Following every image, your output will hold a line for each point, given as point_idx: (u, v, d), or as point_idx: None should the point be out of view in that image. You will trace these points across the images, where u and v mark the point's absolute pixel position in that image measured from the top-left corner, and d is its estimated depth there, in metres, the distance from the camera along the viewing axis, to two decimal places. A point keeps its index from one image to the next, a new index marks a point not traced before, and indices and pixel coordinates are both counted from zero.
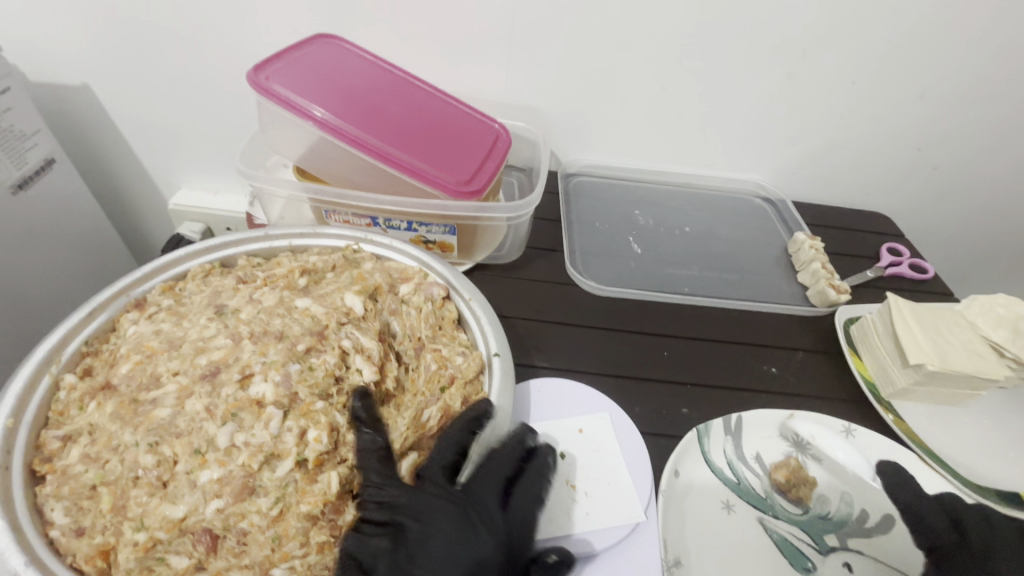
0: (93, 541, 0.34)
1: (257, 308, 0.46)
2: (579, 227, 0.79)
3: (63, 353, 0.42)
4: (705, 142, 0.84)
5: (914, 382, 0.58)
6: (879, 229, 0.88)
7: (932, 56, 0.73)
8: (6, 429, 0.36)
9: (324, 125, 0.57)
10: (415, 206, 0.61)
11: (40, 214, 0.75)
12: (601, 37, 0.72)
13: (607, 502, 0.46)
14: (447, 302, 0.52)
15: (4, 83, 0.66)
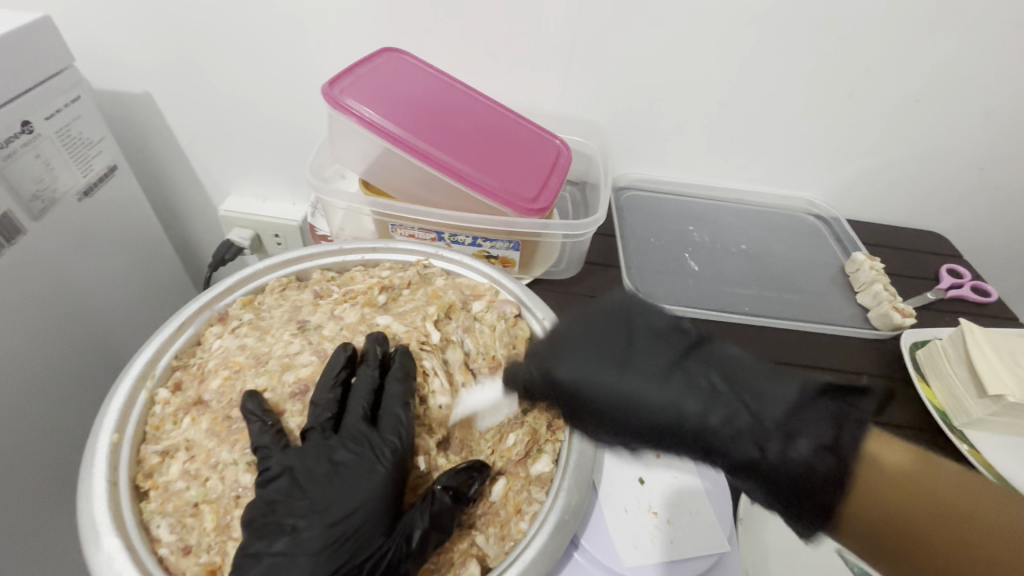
0: (200, 560, 0.36)
1: (339, 325, 0.46)
2: (633, 243, 0.79)
3: (156, 367, 0.42)
4: (760, 158, 0.83)
5: (990, 413, 0.57)
6: (938, 250, 0.86)
7: (1000, 75, 0.71)
8: (111, 445, 0.37)
9: (395, 140, 0.58)
10: (481, 221, 0.61)
11: (105, 219, 0.76)
12: (662, 51, 0.71)
13: (690, 530, 0.45)
14: (519, 320, 0.52)
15: (75, 92, 0.68)
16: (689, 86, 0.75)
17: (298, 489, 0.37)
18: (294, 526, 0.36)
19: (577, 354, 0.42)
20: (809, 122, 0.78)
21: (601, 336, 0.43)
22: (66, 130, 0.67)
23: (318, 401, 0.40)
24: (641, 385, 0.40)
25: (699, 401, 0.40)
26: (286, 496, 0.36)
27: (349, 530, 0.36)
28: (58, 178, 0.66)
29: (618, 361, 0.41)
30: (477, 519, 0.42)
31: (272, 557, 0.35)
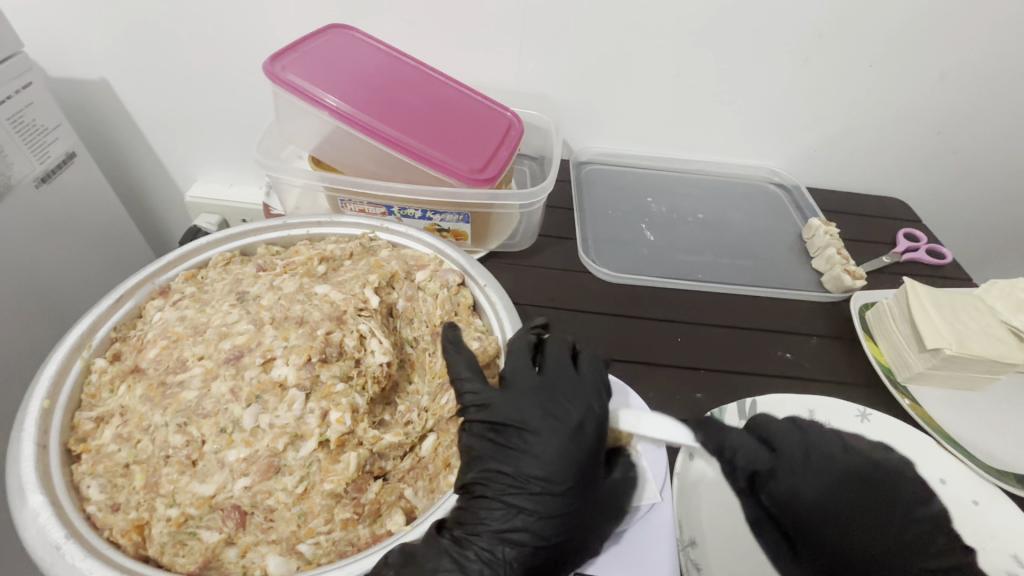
0: (128, 517, 0.37)
1: (277, 295, 0.47)
2: (591, 215, 0.79)
3: (94, 338, 0.44)
4: (718, 129, 0.83)
5: (930, 367, 0.57)
6: (896, 215, 0.87)
7: (951, 38, 0.72)
8: (42, 410, 0.38)
9: (341, 115, 0.58)
10: (428, 194, 0.61)
11: (66, 205, 0.76)
12: (613, 23, 0.71)
13: None
14: (462, 288, 0.53)
15: (25, 78, 0.67)
16: (643, 58, 0.75)
17: (520, 442, 0.41)
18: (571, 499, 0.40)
19: (784, 462, 0.42)
20: (764, 90, 0.78)
21: (821, 454, 0.42)
22: (18, 116, 0.67)
23: (584, 402, 0.43)
24: (797, 485, 0.41)
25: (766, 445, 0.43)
26: (532, 467, 0.40)
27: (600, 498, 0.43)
28: (13, 165, 0.66)
29: (809, 471, 0.41)
30: (405, 474, 0.44)
31: (540, 517, 0.39)
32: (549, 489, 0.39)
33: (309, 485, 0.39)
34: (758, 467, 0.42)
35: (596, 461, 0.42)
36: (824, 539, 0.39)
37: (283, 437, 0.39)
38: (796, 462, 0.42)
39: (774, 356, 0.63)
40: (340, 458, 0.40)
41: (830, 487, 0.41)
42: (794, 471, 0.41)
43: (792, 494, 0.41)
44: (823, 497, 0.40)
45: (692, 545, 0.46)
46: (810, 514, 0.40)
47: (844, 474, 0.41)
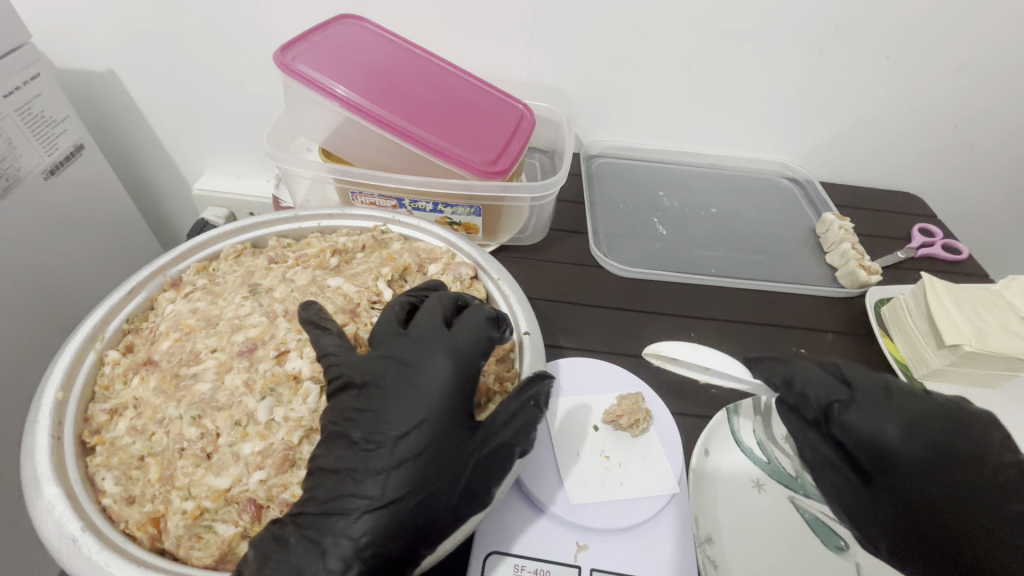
0: (143, 509, 0.37)
1: (290, 287, 0.46)
2: (602, 209, 0.79)
3: (107, 330, 0.44)
4: (730, 122, 0.82)
5: (949, 364, 0.57)
6: (911, 210, 0.85)
7: (972, 30, 0.70)
8: (56, 401, 0.38)
9: (352, 107, 0.57)
10: (440, 186, 0.61)
11: (74, 198, 0.76)
12: (627, 14, 0.70)
13: (640, 475, 0.47)
14: (475, 281, 0.53)
15: (34, 69, 0.67)
16: (657, 50, 0.74)
17: (368, 401, 0.38)
18: (416, 462, 0.36)
19: (866, 397, 0.41)
20: (778, 83, 0.77)
21: (906, 394, 0.41)
22: (26, 108, 0.66)
23: (436, 358, 0.39)
24: (877, 418, 0.40)
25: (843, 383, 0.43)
26: (372, 426, 0.37)
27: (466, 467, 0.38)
28: (20, 157, 0.66)
29: (889, 406, 0.41)
30: None
31: (376, 482, 0.35)
32: (389, 448, 0.36)
33: None
34: (831, 401, 0.42)
35: (452, 420, 0.38)
36: (903, 474, 0.39)
37: (298, 430, 0.39)
38: (880, 398, 0.41)
39: (789, 352, 0.63)
40: None
41: (910, 425, 0.40)
42: (874, 407, 0.41)
43: (873, 430, 0.40)
44: (905, 433, 0.39)
45: (709, 541, 0.45)
46: (890, 452, 0.40)
47: (925, 416, 0.40)
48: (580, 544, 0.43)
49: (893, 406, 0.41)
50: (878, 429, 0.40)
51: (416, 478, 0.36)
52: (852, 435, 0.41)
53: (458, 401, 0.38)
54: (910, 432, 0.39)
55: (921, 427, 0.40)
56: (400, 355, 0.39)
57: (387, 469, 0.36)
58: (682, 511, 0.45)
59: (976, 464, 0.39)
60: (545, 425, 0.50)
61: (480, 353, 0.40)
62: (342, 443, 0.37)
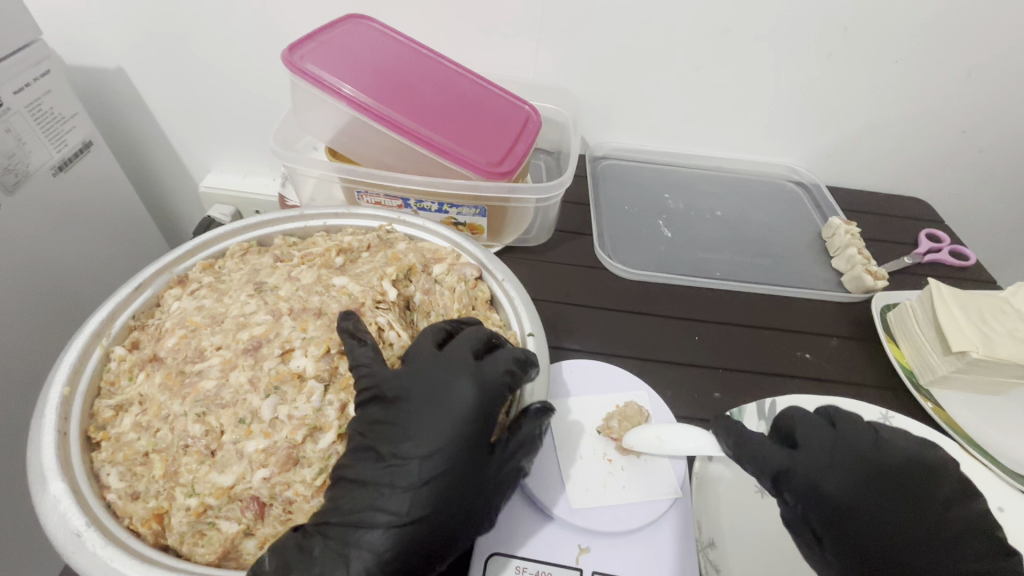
0: (148, 505, 0.37)
1: (295, 286, 0.46)
2: (607, 211, 0.79)
3: (113, 326, 0.44)
4: (737, 125, 0.82)
5: (955, 370, 0.56)
6: (918, 215, 0.85)
7: (982, 34, 0.70)
8: (62, 397, 0.39)
9: (359, 106, 0.58)
10: (446, 186, 0.61)
11: (82, 194, 0.76)
12: (634, 17, 0.70)
13: (644, 478, 0.47)
14: (479, 282, 0.53)
15: (44, 67, 0.67)
16: (664, 52, 0.74)
17: (394, 414, 0.38)
18: (441, 480, 0.37)
19: (815, 452, 0.42)
20: (785, 86, 0.76)
21: (845, 451, 0.42)
22: (36, 105, 0.67)
23: (463, 385, 0.39)
24: (822, 474, 0.41)
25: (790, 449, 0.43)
26: (401, 444, 0.37)
27: (484, 483, 0.39)
28: (30, 153, 0.66)
29: (833, 464, 0.41)
30: None
31: (400, 499, 0.36)
32: (414, 464, 0.37)
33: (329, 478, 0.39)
34: (783, 465, 0.42)
35: (478, 442, 0.39)
36: (849, 528, 0.40)
37: (302, 429, 0.39)
38: (826, 451, 0.42)
39: (794, 356, 0.62)
40: None
41: (856, 484, 0.41)
42: (822, 466, 0.41)
43: (814, 487, 0.41)
44: (840, 493, 0.40)
45: (711, 546, 0.45)
46: (831, 508, 0.40)
47: (872, 469, 0.41)
48: (582, 546, 0.43)
49: (842, 472, 0.41)
50: (819, 485, 0.41)
51: (441, 498, 0.37)
52: (797, 486, 0.42)
53: (481, 426, 0.39)
54: (856, 488, 0.41)
55: (862, 483, 0.41)
56: (429, 377, 0.39)
57: (414, 486, 0.36)
58: (685, 515, 0.46)
59: (927, 522, 0.39)
60: (548, 426, 0.50)
61: (505, 384, 0.40)
62: (370, 456, 0.38)
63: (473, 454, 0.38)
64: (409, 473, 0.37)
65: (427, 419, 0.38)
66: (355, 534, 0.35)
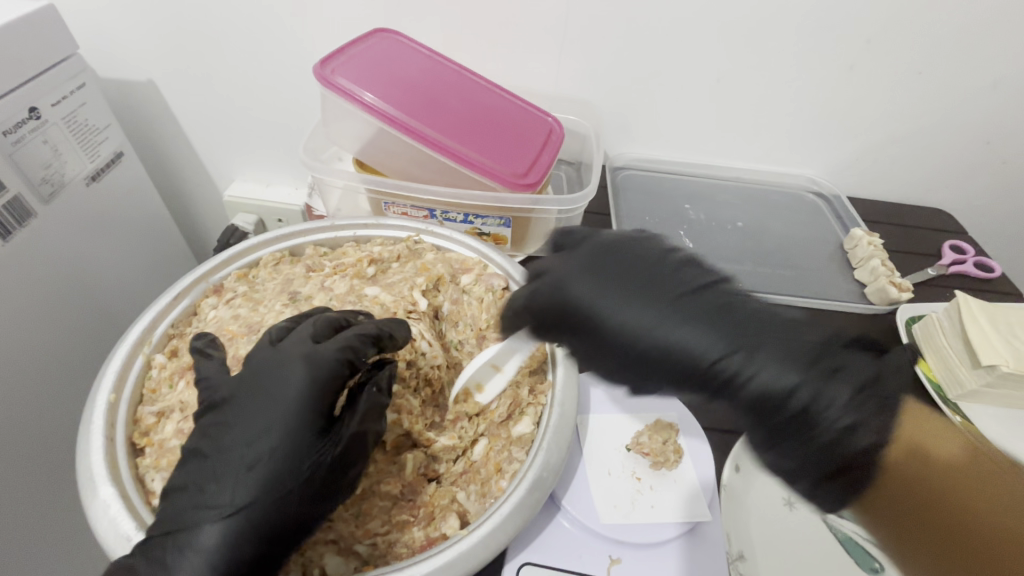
0: None
1: (329, 295, 0.48)
2: (628, 221, 0.79)
3: (154, 334, 0.45)
4: (757, 136, 0.82)
5: (985, 384, 0.56)
6: (941, 227, 0.84)
7: (1005, 46, 0.70)
8: (109, 403, 0.40)
9: (387, 119, 0.59)
10: (472, 198, 0.62)
11: (113, 204, 0.78)
12: (656, 30, 0.71)
13: (672, 495, 0.47)
14: (507, 293, 0.53)
15: (80, 80, 0.69)
16: (685, 65, 0.74)
17: (225, 414, 0.38)
18: (268, 463, 0.36)
19: (635, 308, 0.40)
20: (805, 97, 0.77)
21: (697, 295, 0.40)
22: (72, 117, 0.69)
23: (293, 369, 0.38)
24: (664, 325, 0.39)
25: (643, 308, 0.40)
26: (221, 440, 0.37)
27: (323, 466, 0.37)
28: (66, 164, 0.68)
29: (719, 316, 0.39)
30: (458, 477, 0.44)
31: (226, 489, 0.36)
32: (236, 453, 0.37)
33: (367, 487, 0.41)
34: (632, 326, 0.39)
35: (299, 423, 0.37)
36: (724, 371, 0.38)
37: None
38: (664, 304, 0.40)
39: None
40: (396, 460, 0.42)
41: (707, 327, 0.39)
42: (674, 322, 0.39)
43: (664, 338, 0.39)
44: (699, 350, 0.39)
45: (742, 559, 0.44)
46: (695, 360, 0.39)
47: (727, 315, 0.39)
48: (612, 558, 0.43)
49: (702, 326, 0.39)
50: (700, 344, 0.38)
51: (265, 482, 0.36)
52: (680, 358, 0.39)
53: (309, 409, 0.37)
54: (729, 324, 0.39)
55: (739, 332, 0.39)
56: (255, 373, 0.39)
57: (238, 474, 0.36)
58: (715, 530, 0.45)
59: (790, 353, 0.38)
60: (579, 440, 0.51)
61: (342, 362, 0.39)
62: (198, 459, 0.37)
63: (297, 440, 0.37)
64: (229, 465, 0.36)
65: (256, 410, 0.38)
66: (180, 537, 0.34)
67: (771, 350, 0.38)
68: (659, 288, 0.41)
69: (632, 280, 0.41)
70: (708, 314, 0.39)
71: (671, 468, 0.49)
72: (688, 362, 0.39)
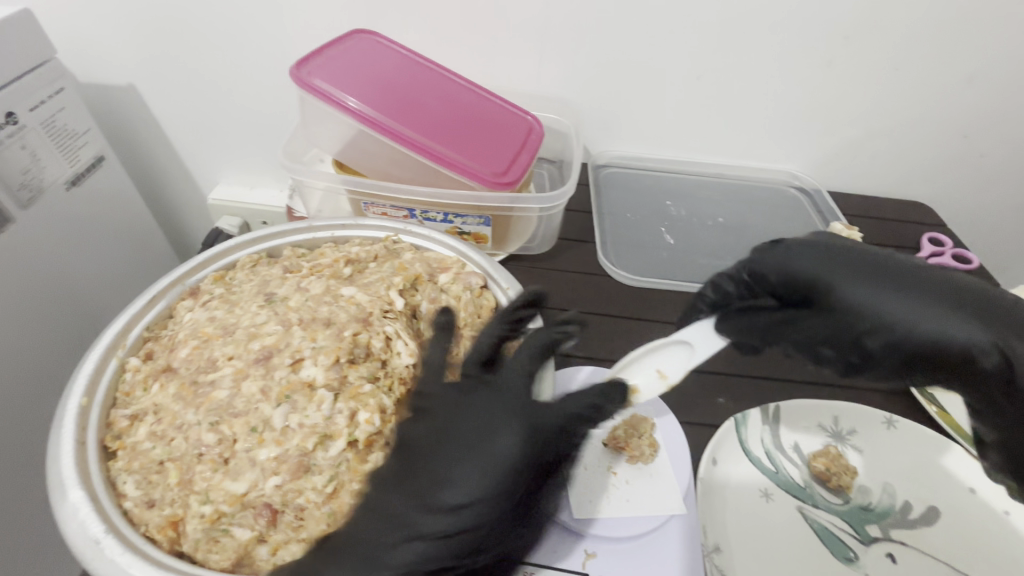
0: (163, 513, 0.38)
1: (304, 296, 0.48)
2: (610, 219, 0.79)
3: (128, 338, 0.45)
4: (738, 133, 0.83)
5: None
6: (921, 220, 0.85)
7: (978, 41, 0.71)
8: (80, 407, 0.40)
9: (366, 120, 0.59)
10: (451, 197, 0.62)
11: (94, 208, 0.78)
12: (635, 28, 0.72)
13: (648, 489, 0.47)
14: (485, 291, 0.54)
15: (58, 84, 0.69)
16: (665, 63, 0.75)
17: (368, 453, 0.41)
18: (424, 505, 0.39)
19: (891, 305, 0.41)
20: (784, 92, 0.77)
21: (869, 263, 0.43)
22: (51, 121, 0.68)
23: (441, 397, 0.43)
24: (898, 307, 0.41)
25: (856, 284, 0.42)
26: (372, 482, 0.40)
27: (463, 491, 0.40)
28: (45, 169, 0.68)
29: (951, 307, 0.41)
30: None
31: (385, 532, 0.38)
32: (389, 496, 0.39)
33: (339, 484, 0.40)
34: (881, 316, 0.41)
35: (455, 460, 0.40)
36: (920, 356, 0.41)
37: (313, 437, 0.39)
38: (887, 285, 0.42)
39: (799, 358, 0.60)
40: (369, 458, 0.41)
41: (871, 296, 0.42)
42: (857, 296, 0.42)
43: (893, 322, 0.41)
44: (958, 338, 0.40)
45: (717, 551, 0.45)
46: (925, 345, 0.41)
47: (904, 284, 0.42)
48: (588, 552, 0.44)
49: (891, 297, 0.41)
50: (869, 318, 0.41)
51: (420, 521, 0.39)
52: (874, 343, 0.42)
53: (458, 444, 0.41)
54: (937, 297, 0.42)
55: (966, 310, 0.41)
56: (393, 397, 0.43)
57: (393, 515, 0.39)
58: (690, 524, 0.45)
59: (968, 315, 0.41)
60: None
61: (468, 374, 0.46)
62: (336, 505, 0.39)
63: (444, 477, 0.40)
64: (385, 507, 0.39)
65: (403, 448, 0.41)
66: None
67: (979, 319, 0.41)
68: (836, 257, 0.43)
69: (813, 257, 0.43)
70: (890, 279, 0.42)
71: (648, 461, 0.48)
72: (865, 341, 0.42)
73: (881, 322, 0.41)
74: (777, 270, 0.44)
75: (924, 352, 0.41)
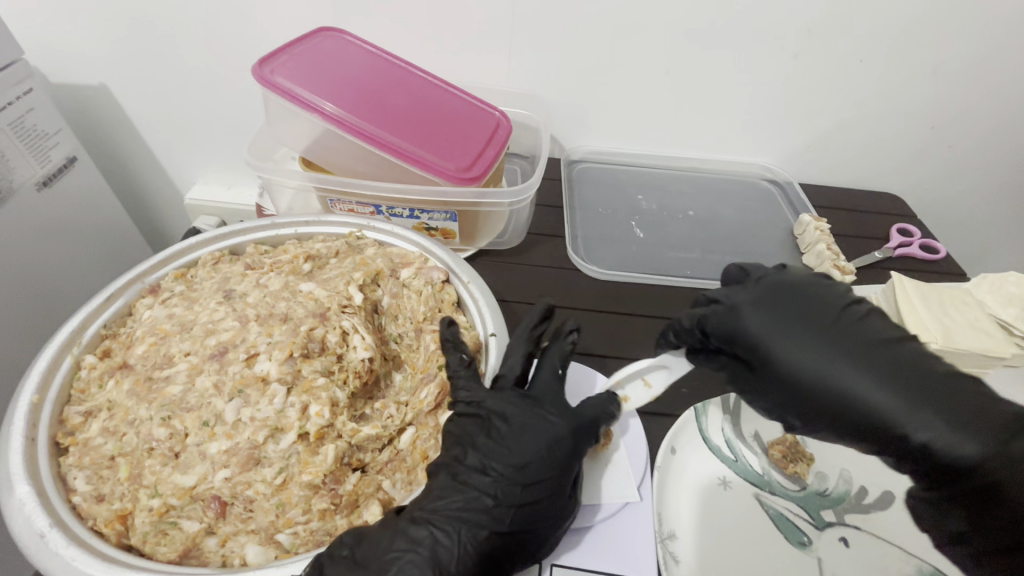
0: (112, 507, 0.38)
1: (263, 292, 0.48)
2: (581, 214, 0.80)
3: (85, 335, 0.45)
4: (709, 127, 0.83)
5: None
6: (890, 211, 0.86)
7: (943, 33, 0.71)
8: (31, 404, 0.40)
9: (329, 118, 0.59)
10: (415, 192, 0.62)
11: (67, 209, 0.78)
12: (603, 24, 0.72)
13: (604, 478, 0.48)
14: (447, 285, 0.54)
15: (26, 85, 0.68)
16: (634, 58, 0.75)
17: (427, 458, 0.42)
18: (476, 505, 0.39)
19: (812, 360, 0.39)
20: (753, 86, 0.78)
21: (805, 311, 0.42)
22: (20, 122, 0.68)
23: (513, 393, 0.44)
24: (829, 369, 0.39)
25: (781, 335, 0.41)
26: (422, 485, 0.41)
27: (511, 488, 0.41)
28: (13, 170, 0.68)
29: (881, 372, 0.38)
30: (383, 465, 0.45)
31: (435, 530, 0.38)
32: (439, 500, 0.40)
33: (288, 477, 0.40)
34: (800, 366, 0.40)
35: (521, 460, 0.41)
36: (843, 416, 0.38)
37: (264, 430, 0.40)
38: (818, 345, 0.40)
39: None
40: (319, 450, 0.41)
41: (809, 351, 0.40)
42: (786, 349, 0.40)
43: (816, 377, 0.39)
44: (875, 404, 0.37)
45: (672, 537, 0.46)
46: (845, 404, 0.38)
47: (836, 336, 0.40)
48: None
49: (820, 354, 0.40)
50: (794, 375, 0.40)
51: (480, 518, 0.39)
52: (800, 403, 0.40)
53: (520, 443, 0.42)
54: (861, 354, 0.39)
55: (896, 370, 0.37)
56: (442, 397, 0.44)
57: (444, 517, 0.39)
58: (644, 511, 0.46)
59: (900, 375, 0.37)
60: None
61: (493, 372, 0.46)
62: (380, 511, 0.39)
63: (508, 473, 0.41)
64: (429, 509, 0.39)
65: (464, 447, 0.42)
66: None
67: (910, 383, 0.37)
68: (779, 303, 0.43)
69: (761, 306, 0.43)
70: (823, 333, 0.40)
71: (603, 449, 0.49)
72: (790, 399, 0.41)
73: (801, 378, 0.40)
74: (718, 322, 0.44)
75: (847, 418, 0.38)
